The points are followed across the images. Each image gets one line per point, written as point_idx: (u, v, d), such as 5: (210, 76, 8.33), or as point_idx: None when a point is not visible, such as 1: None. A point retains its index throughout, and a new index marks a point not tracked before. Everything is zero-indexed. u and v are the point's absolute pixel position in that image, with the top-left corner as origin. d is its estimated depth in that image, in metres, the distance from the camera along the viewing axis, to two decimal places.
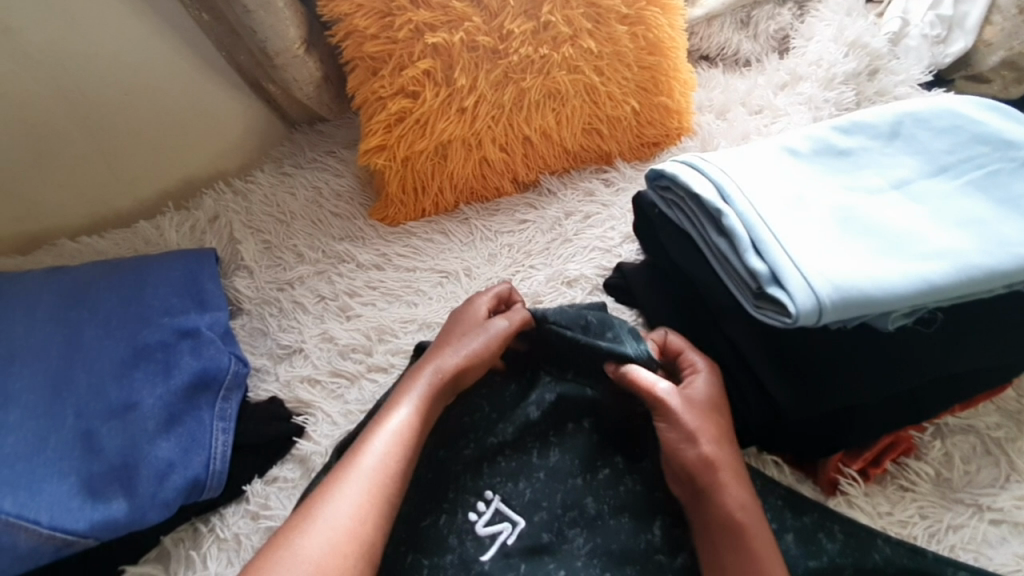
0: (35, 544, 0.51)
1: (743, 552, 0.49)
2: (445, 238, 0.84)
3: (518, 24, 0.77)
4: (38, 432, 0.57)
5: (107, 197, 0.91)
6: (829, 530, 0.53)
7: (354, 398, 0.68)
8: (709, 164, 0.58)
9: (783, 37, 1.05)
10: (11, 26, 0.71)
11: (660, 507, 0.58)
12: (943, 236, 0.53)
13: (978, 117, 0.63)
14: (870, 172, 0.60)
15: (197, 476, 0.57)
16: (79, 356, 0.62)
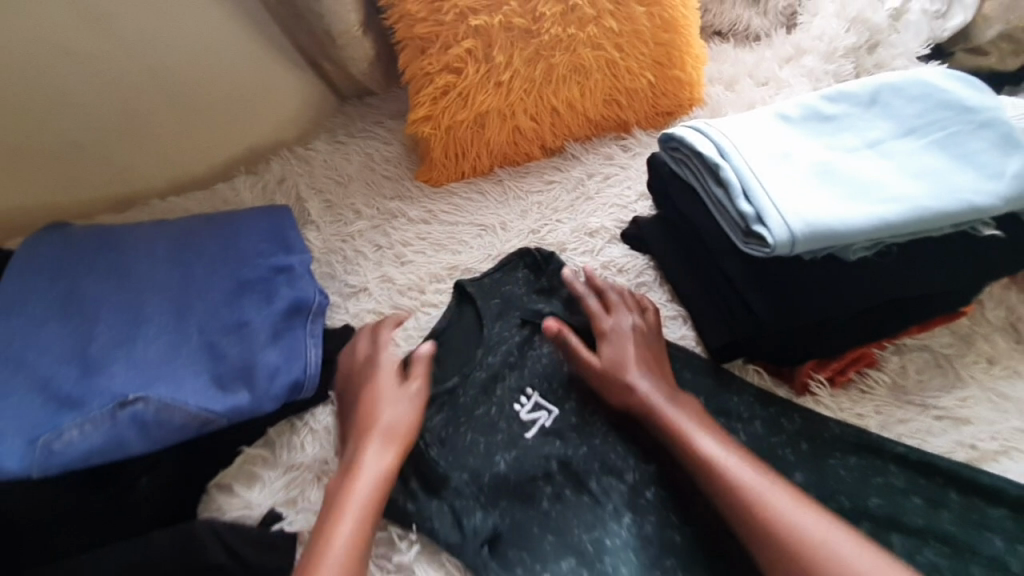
0: (186, 420, 0.65)
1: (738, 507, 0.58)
2: (482, 197, 0.96)
3: (549, 7, 0.87)
4: (171, 345, 0.70)
5: (188, 164, 1.05)
6: (789, 416, 0.67)
7: (412, 325, 0.83)
8: (711, 128, 0.70)
9: (791, 13, 1.15)
10: (102, 14, 0.84)
11: None
12: (901, 184, 0.64)
13: (948, 87, 0.72)
14: (849, 134, 0.71)
15: (298, 378, 0.71)
16: (193, 288, 0.76)
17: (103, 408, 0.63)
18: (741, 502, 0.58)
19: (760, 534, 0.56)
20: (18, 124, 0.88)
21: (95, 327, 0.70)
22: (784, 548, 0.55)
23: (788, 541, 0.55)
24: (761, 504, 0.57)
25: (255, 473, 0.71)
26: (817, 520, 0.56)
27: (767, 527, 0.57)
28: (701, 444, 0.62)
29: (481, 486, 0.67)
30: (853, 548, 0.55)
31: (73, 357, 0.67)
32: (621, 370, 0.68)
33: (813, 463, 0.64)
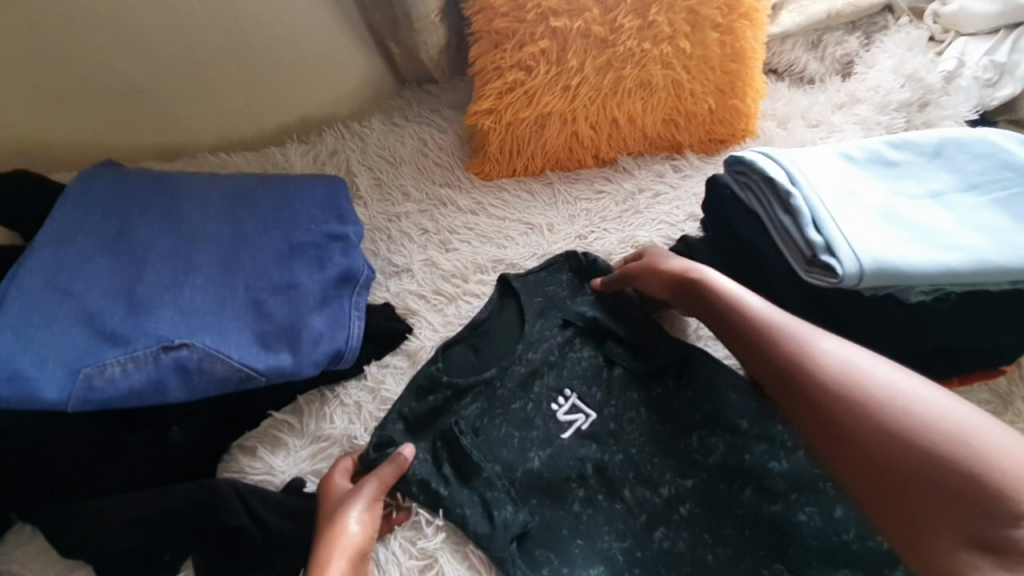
0: (229, 372, 0.64)
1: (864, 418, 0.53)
2: (531, 197, 0.97)
3: (628, 20, 0.89)
4: (217, 297, 0.69)
5: (241, 123, 1.04)
6: None
7: (452, 312, 0.83)
8: (781, 156, 0.71)
9: (847, 62, 1.16)
10: None
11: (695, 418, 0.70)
12: (965, 235, 0.65)
13: (1010, 149, 0.73)
14: (913, 181, 0.72)
15: (340, 347, 0.70)
16: (244, 243, 0.74)
17: (148, 349, 0.62)
18: (862, 417, 0.52)
19: (891, 446, 0.51)
20: (84, 58, 0.88)
21: (144, 268, 0.69)
22: (924, 459, 0.49)
23: (924, 449, 0.50)
24: (889, 415, 0.52)
25: (280, 438, 0.70)
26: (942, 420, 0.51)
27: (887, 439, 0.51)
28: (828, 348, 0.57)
29: (513, 481, 0.67)
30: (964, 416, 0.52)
31: (122, 293, 0.67)
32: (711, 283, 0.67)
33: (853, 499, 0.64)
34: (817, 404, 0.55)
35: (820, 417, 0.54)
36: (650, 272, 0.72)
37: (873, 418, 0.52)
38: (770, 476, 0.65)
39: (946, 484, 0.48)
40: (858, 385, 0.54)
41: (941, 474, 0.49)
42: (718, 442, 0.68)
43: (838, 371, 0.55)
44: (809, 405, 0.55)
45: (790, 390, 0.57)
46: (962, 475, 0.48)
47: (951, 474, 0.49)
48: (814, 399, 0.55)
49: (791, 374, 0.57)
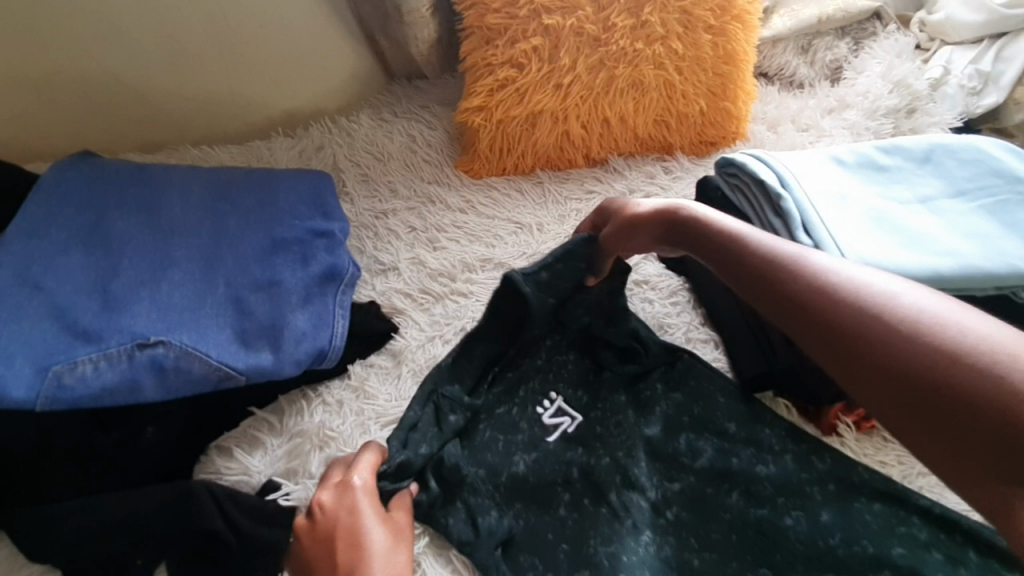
0: (206, 372, 0.62)
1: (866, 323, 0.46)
2: (521, 196, 0.96)
3: (621, 19, 0.88)
4: (196, 293, 0.67)
5: (225, 116, 1.02)
6: (821, 454, 0.65)
7: (439, 311, 0.81)
8: (773, 158, 0.71)
9: (836, 68, 1.17)
10: None
11: (682, 419, 0.69)
12: (952, 241, 0.65)
13: (997, 156, 0.73)
14: (902, 187, 0.72)
15: (323, 347, 0.68)
16: (225, 239, 0.72)
17: (122, 346, 0.60)
18: (852, 323, 0.47)
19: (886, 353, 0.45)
20: (60, 43, 0.85)
21: (120, 263, 0.67)
22: (926, 363, 0.43)
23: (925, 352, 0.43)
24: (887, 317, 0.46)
25: (258, 439, 0.68)
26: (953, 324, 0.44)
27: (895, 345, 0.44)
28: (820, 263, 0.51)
29: (497, 485, 0.66)
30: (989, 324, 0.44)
31: (96, 288, 0.64)
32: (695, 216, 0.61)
33: (843, 504, 0.63)
34: (805, 313, 0.50)
35: (809, 326, 0.49)
36: (638, 226, 0.65)
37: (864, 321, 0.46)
38: (756, 480, 0.65)
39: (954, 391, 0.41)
40: (849, 292, 0.48)
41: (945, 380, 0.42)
42: (704, 445, 0.67)
43: (830, 279, 0.50)
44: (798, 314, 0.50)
45: (774, 306, 0.52)
46: (967, 378, 0.41)
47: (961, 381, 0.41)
48: (801, 309, 0.50)
49: (779, 287, 0.52)
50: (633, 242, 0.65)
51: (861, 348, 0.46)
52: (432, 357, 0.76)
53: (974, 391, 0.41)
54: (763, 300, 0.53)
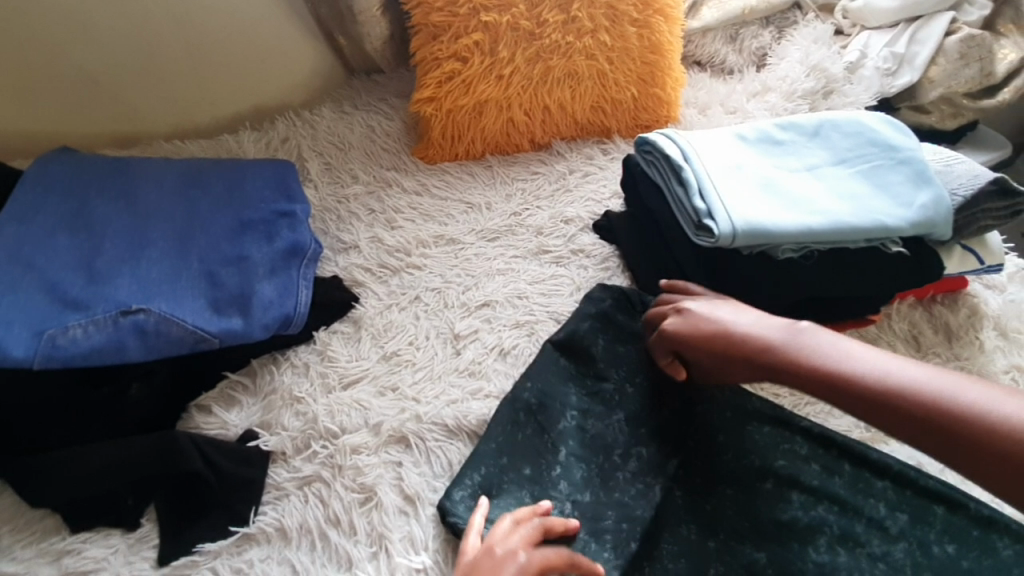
0: (183, 335, 0.71)
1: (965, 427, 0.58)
2: (472, 178, 1.05)
3: (552, 15, 0.98)
4: (171, 269, 0.75)
5: (195, 112, 1.09)
6: (721, 386, 0.77)
7: (395, 282, 0.90)
8: (679, 136, 0.81)
9: (762, 55, 1.28)
10: None
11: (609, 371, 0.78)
12: (829, 202, 0.75)
13: (876, 127, 0.83)
14: (794, 157, 0.82)
15: (288, 313, 0.77)
16: (197, 221, 0.81)
17: (107, 313, 0.69)
18: (962, 428, 0.58)
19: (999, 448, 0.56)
20: (34, 47, 0.92)
21: (101, 244, 0.75)
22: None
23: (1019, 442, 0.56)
24: (980, 417, 0.58)
25: (234, 398, 0.77)
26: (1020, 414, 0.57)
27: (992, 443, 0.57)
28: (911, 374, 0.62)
29: (444, 428, 0.74)
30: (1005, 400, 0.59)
31: (81, 266, 0.73)
32: (797, 334, 0.68)
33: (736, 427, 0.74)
34: (920, 422, 0.60)
35: (927, 435, 0.60)
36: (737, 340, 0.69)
37: (964, 421, 0.58)
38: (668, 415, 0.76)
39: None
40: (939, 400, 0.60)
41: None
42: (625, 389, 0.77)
43: (922, 389, 0.61)
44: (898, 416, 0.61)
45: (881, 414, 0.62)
46: None
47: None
48: (913, 421, 0.60)
49: (883, 405, 0.62)
50: (734, 368, 0.69)
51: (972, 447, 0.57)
52: (389, 322, 0.85)
53: None
54: (880, 416, 0.62)
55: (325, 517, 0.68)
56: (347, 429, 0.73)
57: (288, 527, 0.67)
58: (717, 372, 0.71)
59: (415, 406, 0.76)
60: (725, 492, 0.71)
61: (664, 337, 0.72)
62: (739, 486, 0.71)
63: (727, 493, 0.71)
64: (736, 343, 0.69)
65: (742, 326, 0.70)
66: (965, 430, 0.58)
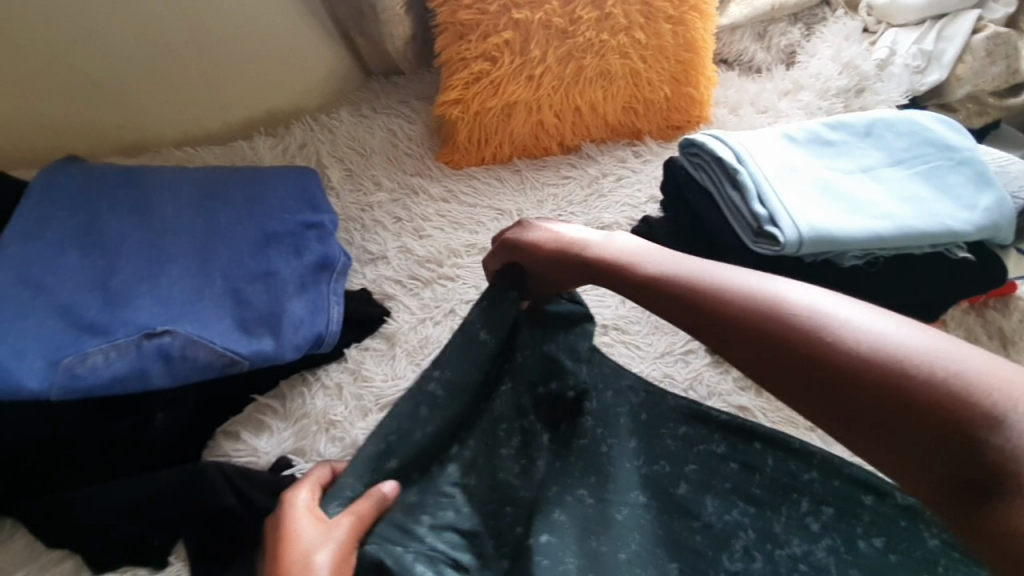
0: (211, 358, 0.66)
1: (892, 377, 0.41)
2: (500, 183, 1.01)
3: (586, 12, 0.94)
4: (195, 287, 0.70)
5: (206, 117, 1.04)
6: None
7: (428, 295, 0.85)
8: (730, 138, 0.77)
9: (791, 52, 1.24)
10: None
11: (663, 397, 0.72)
12: (891, 205, 0.71)
13: (930, 126, 0.80)
14: (847, 159, 0.78)
15: (320, 332, 0.72)
16: (218, 234, 0.75)
17: (129, 337, 0.63)
18: (820, 356, 0.43)
19: (855, 382, 0.41)
20: (37, 51, 0.87)
21: (117, 261, 0.70)
22: (903, 376, 0.40)
23: (896, 374, 0.41)
24: (873, 356, 0.42)
25: (263, 422, 0.71)
26: (911, 342, 0.42)
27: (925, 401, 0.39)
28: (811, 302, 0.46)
29: None
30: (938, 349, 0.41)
31: (96, 286, 0.67)
32: (656, 261, 0.54)
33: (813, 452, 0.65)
34: (819, 374, 0.43)
35: (826, 386, 0.43)
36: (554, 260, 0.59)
37: (819, 342, 0.43)
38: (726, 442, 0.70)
39: (923, 408, 0.39)
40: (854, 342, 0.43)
41: (918, 404, 0.39)
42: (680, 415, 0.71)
43: (792, 310, 0.46)
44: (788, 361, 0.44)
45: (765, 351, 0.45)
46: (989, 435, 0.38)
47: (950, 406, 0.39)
48: (749, 342, 0.46)
49: (760, 338, 0.46)
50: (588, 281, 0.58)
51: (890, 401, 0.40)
52: (425, 337, 0.80)
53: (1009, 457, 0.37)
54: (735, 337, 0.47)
55: None
56: None
57: None
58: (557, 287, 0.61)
59: None
60: (815, 529, 0.62)
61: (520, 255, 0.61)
62: (834, 509, 0.63)
63: (815, 529, 0.62)
64: (592, 260, 0.57)
65: (588, 248, 0.58)
66: (895, 377, 0.41)
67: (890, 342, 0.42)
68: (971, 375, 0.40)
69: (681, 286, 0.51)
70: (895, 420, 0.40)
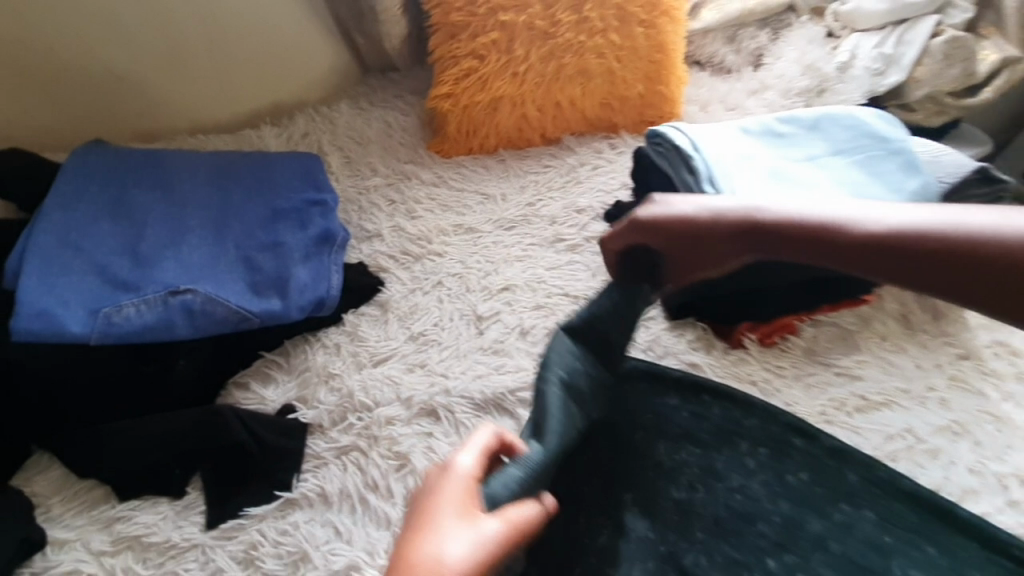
0: (227, 314, 0.75)
1: (919, 240, 0.64)
2: (487, 171, 1.10)
3: (566, 15, 1.04)
4: (212, 254, 0.80)
5: (217, 108, 1.13)
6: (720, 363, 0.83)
7: (418, 268, 0.95)
8: (687, 129, 0.87)
9: (759, 54, 1.34)
10: None
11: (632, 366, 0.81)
12: (827, 189, 0.81)
13: (871, 120, 0.89)
14: (795, 148, 0.88)
15: (321, 296, 0.81)
16: (232, 209, 0.85)
17: (157, 293, 0.73)
18: (882, 235, 0.65)
19: (905, 244, 0.64)
20: (69, 45, 0.96)
21: (144, 230, 0.79)
22: (951, 241, 0.62)
23: (925, 234, 0.64)
24: (906, 233, 0.64)
25: (270, 375, 0.81)
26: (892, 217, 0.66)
27: (949, 256, 0.62)
28: (846, 220, 0.68)
29: (472, 400, 0.78)
30: (965, 211, 0.64)
31: (126, 250, 0.77)
32: (752, 212, 0.70)
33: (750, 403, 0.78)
34: (898, 254, 0.64)
35: (900, 263, 0.64)
36: (670, 240, 0.71)
37: (904, 237, 0.64)
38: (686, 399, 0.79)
39: (959, 250, 0.62)
40: (893, 228, 0.65)
41: (950, 248, 0.62)
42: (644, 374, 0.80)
43: (850, 223, 0.67)
44: (871, 253, 0.66)
45: (863, 259, 0.66)
46: (993, 259, 0.60)
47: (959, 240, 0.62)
48: (904, 255, 0.64)
49: (848, 248, 0.67)
50: (700, 251, 0.71)
51: (955, 254, 0.62)
52: (414, 304, 0.90)
53: (1002, 257, 0.60)
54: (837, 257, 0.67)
55: (363, 483, 0.72)
56: (379, 402, 0.78)
57: (329, 492, 0.71)
58: (693, 262, 0.72)
59: (444, 380, 0.80)
60: (752, 466, 0.74)
61: (642, 236, 0.72)
62: (770, 449, 0.75)
63: None
64: (681, 232, 0.71)
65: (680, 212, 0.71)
66: (896, 250, 0.64)
67: (908, 223, 0.65)
68: (1015, 226, 0.61)
69: (761, 224, 0.69)
70: (976, 267, 0.61)
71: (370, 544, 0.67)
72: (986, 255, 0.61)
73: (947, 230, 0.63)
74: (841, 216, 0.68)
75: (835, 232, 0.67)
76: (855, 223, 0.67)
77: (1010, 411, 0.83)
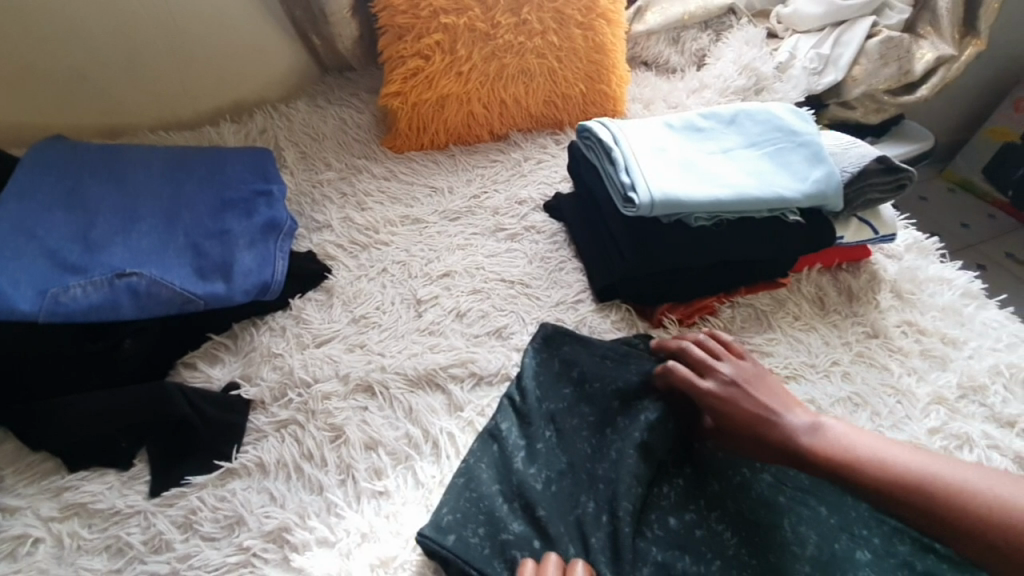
0: (171, 296, 0.79)
1: (915, 487, 0.66)
2: (437, 165, 1.16)
3: (505, 17, 1.10)
4: (161, 240, 0.85)
5: (177, 106, 1.18)
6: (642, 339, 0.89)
7: (364, 256, 1.00)
8: (613, 124, 0.94)
9: (702, 55, 1.41)
10: None
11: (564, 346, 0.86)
12: (736, 177, 0.88)
13: (782, 116, 0.96)
14: (712, 142, 0.95)
15: (265, 280, 0.86)
16: (183, 199, 0.90)
17: (103, 276, 0.77)
18: (890, 465, 0.68)
19: (920, 490, 0.66)
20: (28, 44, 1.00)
21: (96, 218, 0.84)
22: (945, 492, 0.65)
23: (938, 477, 0.66)
24: (915, 476, 0.67)
25: (217, 355, 0.86)
26: (937, 465, 0.68)
27: (940, 491, 0.65)
28: (826, 420, 0.74)
29: (406, 377, 0.83)
30: (966, 471, 0.67)
31: (77, 237, 0.81)
32: (771, 386, 0.78)
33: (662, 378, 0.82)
34: (895, 499, 0.66)
35: (901, 499, 0.66)
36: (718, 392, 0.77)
37: (871, 471, 0.68)
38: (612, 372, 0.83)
39: (969, 522, 0.63)
40: (900, 471, 0.67)
41: (961, 505, 0.64)
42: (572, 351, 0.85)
43: (860, 448, 0.70)
44: (873, 478, 0.67)
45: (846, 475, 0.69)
46: (975, 507, 0.63)
47: (967, 502, 0.64)
48: (897, 446, 0.71)
49: (861, 473, 0.68)
50: (748, 438, 0.75)
51: (935, 505, 0.65)
52: (359, 289, 0.95)
53: (982, 515, 0.63)
54: (845, 475, 0.69)
55: (299, 453, 0.77)
56: (319, 379, 0.83)
57: (266, 461, 0.76)
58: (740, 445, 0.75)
59: (381, 358, 0.85)
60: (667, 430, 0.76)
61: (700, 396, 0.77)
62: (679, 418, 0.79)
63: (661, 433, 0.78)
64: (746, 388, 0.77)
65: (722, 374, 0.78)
66: (879, 459, 0.69)
67: (908, 463, 0.68)
68: (992, 493, 0.64)
69: (798, 446, 0.72)
70: (943, 518, 0.64)
71: (301, 508, 0.72)
72: (980, 517, 0.63)
73: (943, 489, 0.65)
74: (837, 424, 0.73)
75: (818, 432, 0.72)
76: (844, 425, 0.73)
77: (912, 384, 0.86)
